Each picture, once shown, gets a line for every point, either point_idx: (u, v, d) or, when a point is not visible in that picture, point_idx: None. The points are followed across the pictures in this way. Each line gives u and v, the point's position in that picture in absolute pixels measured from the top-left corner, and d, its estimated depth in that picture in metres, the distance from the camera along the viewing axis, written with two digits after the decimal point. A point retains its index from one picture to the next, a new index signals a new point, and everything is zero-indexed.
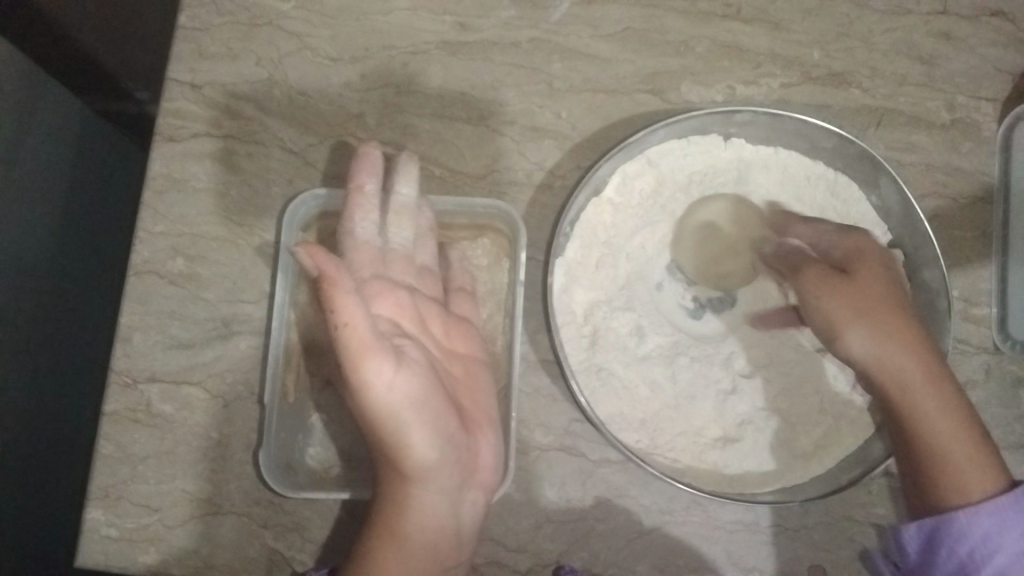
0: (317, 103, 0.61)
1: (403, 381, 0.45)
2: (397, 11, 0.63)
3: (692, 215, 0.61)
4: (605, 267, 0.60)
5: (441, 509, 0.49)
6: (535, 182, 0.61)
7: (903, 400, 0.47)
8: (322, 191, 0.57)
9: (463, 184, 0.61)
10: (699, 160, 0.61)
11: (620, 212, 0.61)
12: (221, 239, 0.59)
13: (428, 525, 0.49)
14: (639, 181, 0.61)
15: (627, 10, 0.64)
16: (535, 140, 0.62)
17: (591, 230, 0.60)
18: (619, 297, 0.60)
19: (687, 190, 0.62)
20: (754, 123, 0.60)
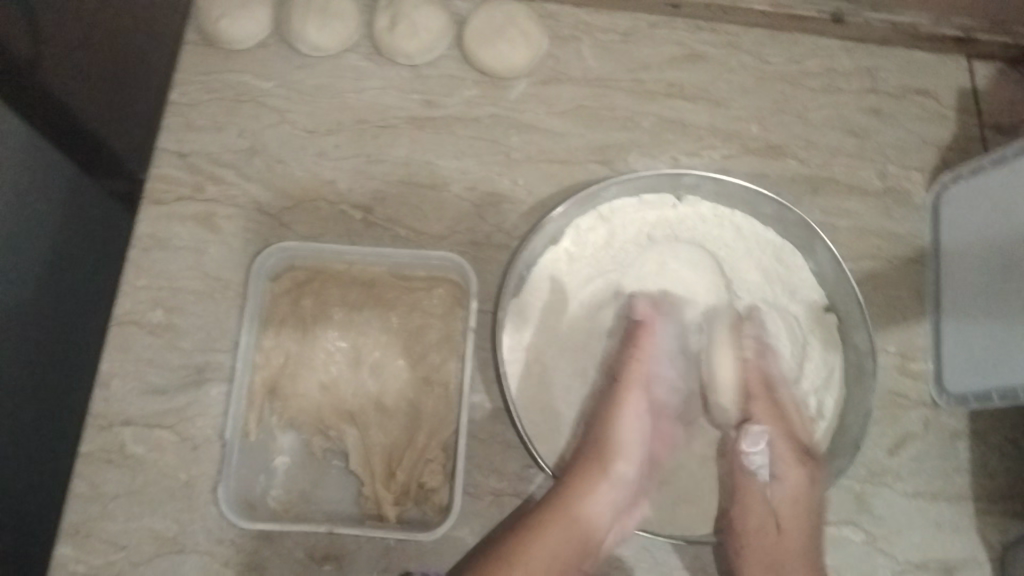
0: (294, 171, 0.67)
1: (644, 423, 0.59)
2: (368, 90, 0.69)
3: (645, 266, 0.63)
4: (558, 313, 0.62)
5: (605, 516, 0.56)
6: (492, 242, 0.66)
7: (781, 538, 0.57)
8: (290, 246, 0.60)
9: (425, 244, 0.66)
10: (652, 215, 0.64)
11: (576, 262, 0.63)
12: (200, 292, 0.64)
13: (592, 515, 0.55)
14: (591, 235, 0.63)
15: (576, 89, 0.70)
16: (492, 205, 0.67)
17: (545, 279, 0.63)
18: (570, 341, 0.62)
19: (640, 241, 0.64)
20: (701, 188, 0.64)
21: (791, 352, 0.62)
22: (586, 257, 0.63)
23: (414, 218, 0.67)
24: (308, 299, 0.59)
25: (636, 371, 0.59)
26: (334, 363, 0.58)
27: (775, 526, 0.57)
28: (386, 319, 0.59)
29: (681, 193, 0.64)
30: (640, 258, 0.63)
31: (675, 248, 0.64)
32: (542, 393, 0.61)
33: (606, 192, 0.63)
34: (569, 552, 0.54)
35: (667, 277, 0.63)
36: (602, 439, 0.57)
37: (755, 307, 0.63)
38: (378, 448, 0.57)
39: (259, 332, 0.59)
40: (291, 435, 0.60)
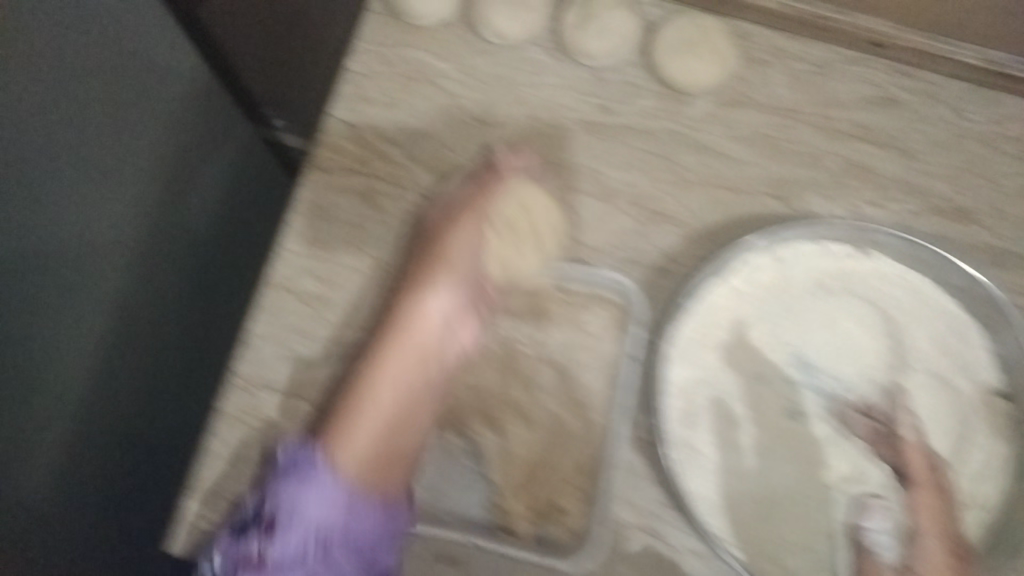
0: (460, 159, 0.65)
1: (447, 296, 0.58)
2: (545, 85, 0.66)
3: (813, 316, 0.61)
4: (716, 350, 0.60)
5: (409, 377, 0.57)
6: (651, 263, 0.63)
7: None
8: None
9: (583, 255, 0.64)
10: (828, 265, 0.61)
11: (742, 300, 0.61)
12: (352, 267, 0.63)
13: (414, 352, 0.57)
14: (762, 275, 0.61)
15: (761, 116, 0.66)
16: (657, 225, 0.64)
17: (708, 313, 0.60)
18: (724, 382, 0.60)
19: (811, 290, 0.61)
20: (887, 245, 0.61)
21: (954, 432, 0.59)
22: (757, 298, 0.61)
23: (574, 225, 0.64)
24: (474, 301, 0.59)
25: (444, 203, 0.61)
26: None
27: None
28: (542, 330, 0.58)
29: (868, 247, 0.61)
30: (807, 307, 0.61)
31: (846, 302, 0.61)
32: (697, 435, 0.58)
33: (788, 235, 0.61)
34: (410, 386, 0.57)
35: (834, 330, 0.61)
36: (420, 280, 0.58)
37: (927, 380, 0.60)
38: (519, 459, 0.57)
39: None
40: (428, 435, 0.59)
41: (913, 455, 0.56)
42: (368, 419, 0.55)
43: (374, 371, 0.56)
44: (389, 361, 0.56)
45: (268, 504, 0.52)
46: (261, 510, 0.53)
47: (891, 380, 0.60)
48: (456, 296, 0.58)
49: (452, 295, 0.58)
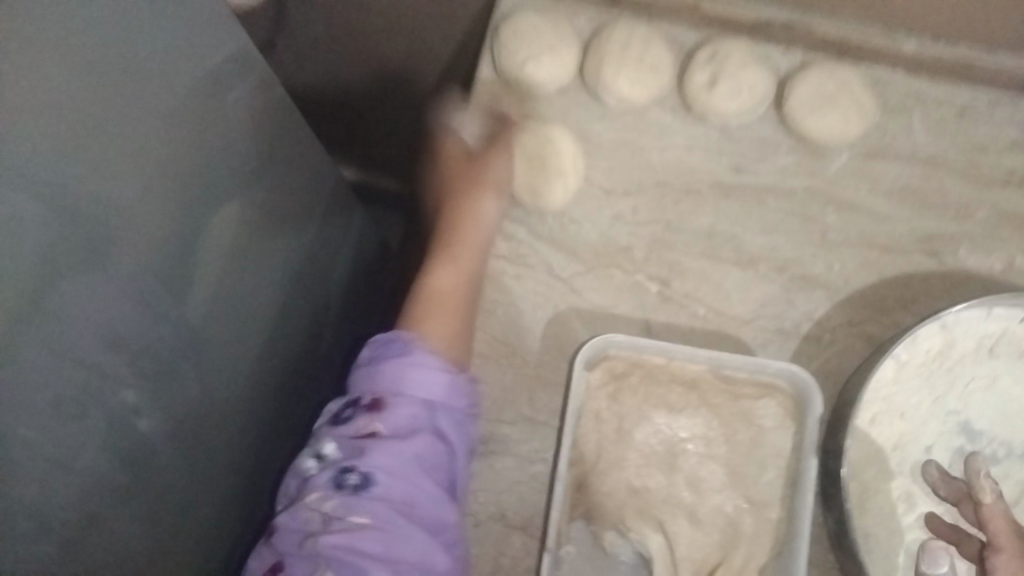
0: (588, 232, 0.62)
1: (473, 233, 0.61)
2: (673, 148, 0.63)
3: (981, 383, 0.58)
4: (884, 428, 0.57)
5: (453, 284, 0.59)
6: (801, 333, 0.60)
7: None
8: (619, 338, 0.54)
9: (728, 328, 0.60)
10: (998, 327, 0.57)
11: (905, 371, 0.57)
12: (485, 355, 0.60)
13: (451, 273, 0.59)
14: (927, 343, 0.57)
15: (904, 169, 0.63)
16: (803, 290, 0.61)
17: (875, 391, 0.56)
18: (894, 462, 0.56)
19: (978, 355, 0.57)
20: None
21: None
22: (920, 368, 0.57)
23: (716, 296, 0.61)
24: (627, 395, 0.54)
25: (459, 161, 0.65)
26: (646, 468, 0.53)
27: None
28: (709, 425, 0.53)
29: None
30: (975, 374, 0.58)
31: (1016, 366, 0.58)
32: (871, 519, 0.55)
33: (954, 303, 0.56)
34: (455, 306, 0.58)
35: (996, 391, 0.58)
36: (450, 229, 0.61)
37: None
38: (689, 564, 0.52)
39: (581, 422, 0.54)
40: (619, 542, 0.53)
41: (992, 513, 0.52)
42: (431, 299, 0.57)
43: (434, 276, 0.59)
44: (443, 272, 0.59)
45: (368, 386, 0.51)
46: (359, 399, 0.51)
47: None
48: (478, 246, 0.60)
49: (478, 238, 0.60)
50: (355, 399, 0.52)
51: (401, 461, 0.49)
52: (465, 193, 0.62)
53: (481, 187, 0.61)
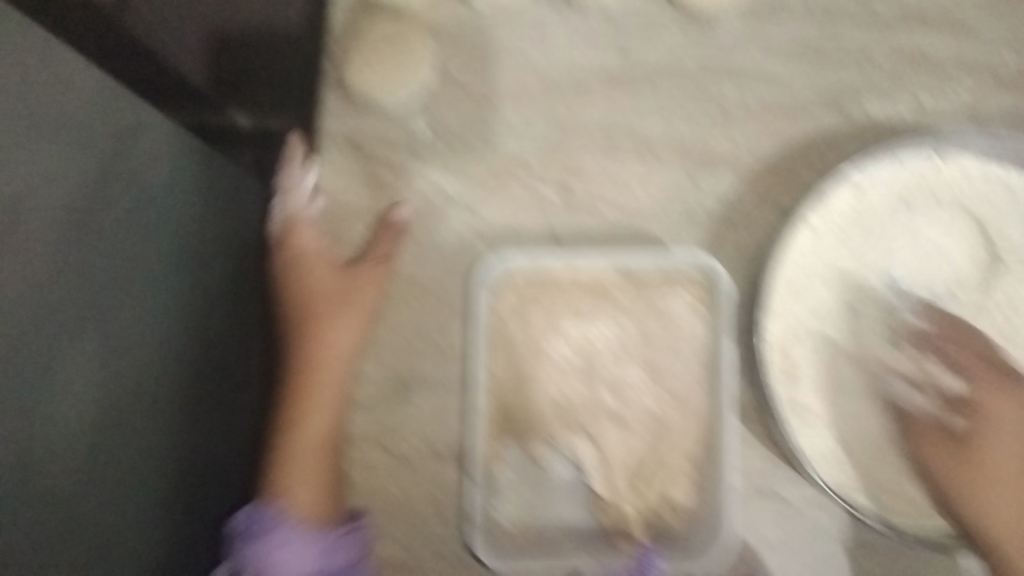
0: (478, 147, 0.59)
1: (316, 258, 0.55)
2: (555, 43, 0.60)
3: (901, 238, 0.56)
4: (804, 298, 0.56)
5: (346, 344, 0.54)
6: (711, 215, 0.58)
7: (994, 463, 0.48)
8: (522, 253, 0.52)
9: (636, 223, 0.58)
10: (909, 177, 0.56)
11: (821, 238, 0.56)
12: (393, 295, 0.58)
13: (333, 358, 0.54)
14: (839, 205, 0.56)
15: (798, 23, 0.60)
16: (708, 170, 0.59)
17: (788, 261, 0.55)
18: (817, 329, 0.55)
19: (894, 208, 0.56)
20: (970, 145, 0.56)
21: None
22: (834, 232, 0.56)
23: (620, 193, 0.59)
24: (536, 311, 0.52)
25: (311, 236, 0.56)
26: (567, 381, 0.52)
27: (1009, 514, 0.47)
28: (621, 325, 0.52)
29: (944, 147, 0.56)
30: (891, 228, 0.56)
31: (937, 212, 0.56)
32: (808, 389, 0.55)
33: (861, 160, 0.56)
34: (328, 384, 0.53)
35: (919, 243, 0.56)
36: (305, 342, 0.54)
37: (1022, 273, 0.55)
38: (620, 465, 0.52)
39: (493, 347, 0.52)
40: (560, 461, 0.53)
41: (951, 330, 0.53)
42: (309, 442, 0.51)
43: (297, 430, 0.51)
44: (311, 412, 0.52)
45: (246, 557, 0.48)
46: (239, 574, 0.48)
47: (982, 281, 0.56)
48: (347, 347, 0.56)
49: (343, 369, 0.54)
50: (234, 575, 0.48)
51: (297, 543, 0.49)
52: (335, 316, 0.54)
53: (314, 269, 0.55)
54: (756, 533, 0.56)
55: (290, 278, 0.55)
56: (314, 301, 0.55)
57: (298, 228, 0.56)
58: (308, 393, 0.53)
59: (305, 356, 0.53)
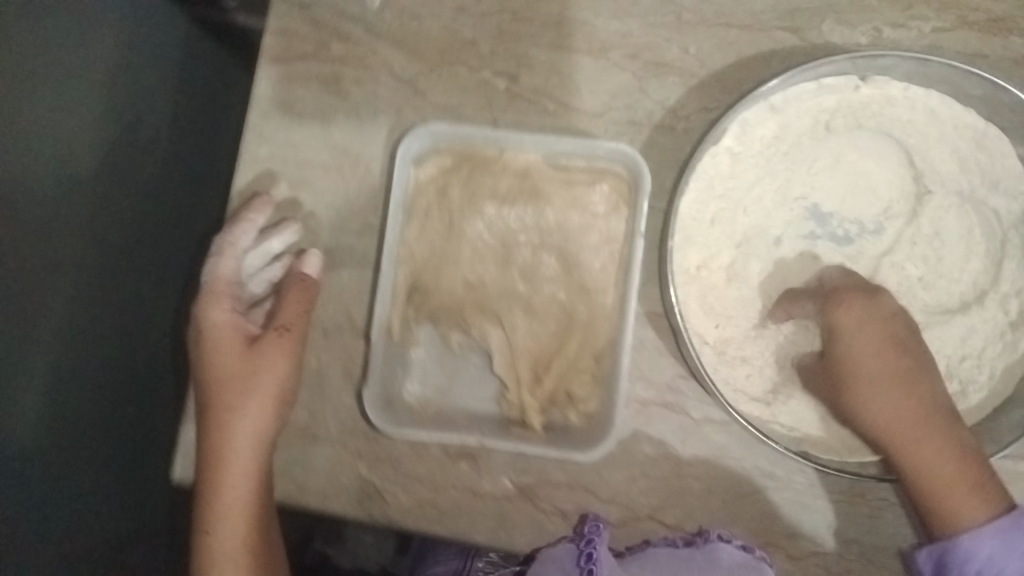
0: (429, 27, 0.59)
1: (225, 356, 0.53)
2: None
3: (824, 163, 0.57)
4: (722, 223, 0.57)
5: (250, 442, 0.52)
6: (654, 122, 0.58)
7: (856, 374, 0.51)
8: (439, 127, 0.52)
9: (578, 121, 0.58)
10: (832, 101, 0.57)
11: (742, 161, 0.57)
12: (327, 166, 0.58)
13: (241, 457, 0.52)
14: (761, 129, 0.57)
15: None
16: (657, 77, 0.58)
17: (707, 182, 0.57)
18: (735, 254, 0.56)
19: (817, 132, 0.57)
20: (895, 68, 0.56)
21: (987, 253, 0.56)
22: (756, 156, 0.57)
23: (566, 89, 0.58)
24: (456, 188, 0.53)
25: (221, 314, 0.54)
26: (479, 262, 0.53)
27: (910, 443, 0.49)
28: (539, 210, 0.52)
29: (867, 73, 0.56)
30: (815, 152, 0.57)
31: (863, 136, 0.57)
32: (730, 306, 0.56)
33: (787, 79, 0.56)
34: (245, 447, 0.52)
35: (843, 169, 0.57)
36: (214, 430, 0.52)
37: (948, 200, 0.56)
38: (525, 351, 0.53)
39: (411, 218, 0.53)
40: (480, 360, 0.55)
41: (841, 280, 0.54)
42: (222, 559, 0.51)
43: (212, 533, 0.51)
44: (223, 482, 0.51)
45: None
46: None
47: (909, 209, 0.56)
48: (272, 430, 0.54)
49: (253, 453, 0.52)
50: None
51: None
52: (239, 413, 0.52)
53: (217, 343, 0.53)
54: (658, 444, 0.57)
55: (203, 359, 0.54)
56: (222, 387, 0.53)
57: (208, 301, 0.54)
58: (217, 483, 0.52)
59: (211, 451, 0.52)
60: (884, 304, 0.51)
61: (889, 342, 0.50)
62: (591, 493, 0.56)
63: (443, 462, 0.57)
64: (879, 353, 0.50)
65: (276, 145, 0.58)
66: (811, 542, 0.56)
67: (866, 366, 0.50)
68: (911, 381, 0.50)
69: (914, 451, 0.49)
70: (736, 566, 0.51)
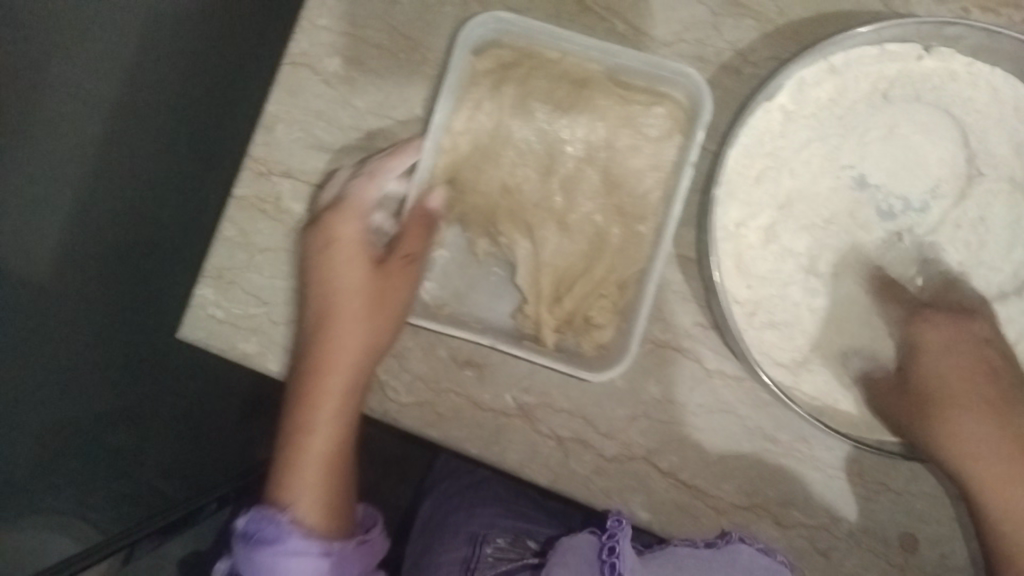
0: None
1: (350, 265, 0.51)
2: None
3: (877, 133, 0.55)
4: (766, 183, 0.54)
5: (362, 357, 0.50)
6: (722, 63, 0.56)
7: (948, 394, 0.50)
8: (501, 16, 0.50)
9: (645, 47, 0.57)
10: (892, 68, 0.54)
11: (794, 121, 0.54)
12: (383, 49, 0.57)
13: (350, 371, 0.50)
14: (817, 90, 0.54)
15: None
16: (733, 16, 0.56)
17: (757, 139, 0.54)
18: (778, 216, 0.54)
19: (874, 100, 0.55)
20: (960, 42, 0.53)
21: None
22: (809, 117, 0.54)
23: (639, 12, 0.56)
24: (510, 86, 0.51)
25: (351, 228, 0.51)
26: (521, 168, 0.52)
27: (1006, 482, 0.48)
28: (586, 124, 0.51)
29: (931, 42, 0.54)
30: (869, 121, 0.55)
31: (920, 109, 0.55)
32: (763, 263, 0.54)
33: (848, 40, 0.53)
34: (356, 369, 0.50)
35: (896, 141, 0.55)
36: (325, 340, 0.51)
37: (999, 186, 0.54)
38: (550, 267, 0.52)
39: (460, 111, 0.51)
40: (497, 273, 0.54)
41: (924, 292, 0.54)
42: (313, 462, 0.50)
43: (307, 439, 0.50)
44: (327, 398, 0.50)
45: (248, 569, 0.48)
46: None
47: (957, 191, 0.55)
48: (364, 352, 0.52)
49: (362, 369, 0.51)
50: None
51: (297, 544, 0.48)
52: (354, 326, 0.50)
53: (344, 251, 0.51)
54: (667, 389, 0.55)
55: (323, 265, 0.51)
56: (342, 297, 0.51)
57: (338, 211, 0.51)
58: (317, 396, 0.50)
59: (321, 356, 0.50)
60: (978, 330, 0.51)
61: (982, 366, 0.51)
62: (589, 424, 0.55)
63: (448, 366, 0.56)
64: (963, 379, 0.50)
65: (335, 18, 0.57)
66: (803, 515, 0.54)
67: (957, 386, 0.50)
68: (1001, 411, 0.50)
69: (1004, 492, 0.48)
70: (759, 567, 0.50)
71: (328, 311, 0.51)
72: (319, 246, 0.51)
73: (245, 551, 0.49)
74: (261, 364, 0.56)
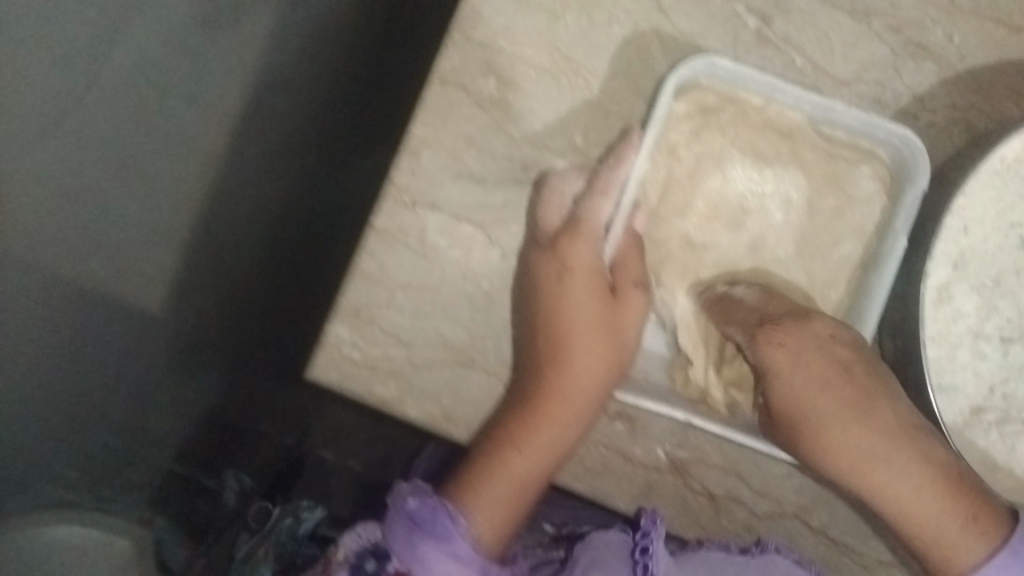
0: None
1: (581, 289, 0.47)
2: None
3: None
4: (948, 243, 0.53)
5: (591, 387, 0.47)
6: (899, 108, 0.53)
7: (793, 412, 0.45)
8: (720, 62, 0.47)
9: (822, 86, 0.53)
10: None
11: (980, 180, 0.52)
12: (543, 70, 0.52)
13: (577, 398, 0.47)
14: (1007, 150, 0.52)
15: None
16: (914, 59, 0.52)
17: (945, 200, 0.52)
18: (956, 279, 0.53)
19: None
20: None
21: None
22: (997, 177, 0.52)
23: (820, 48, 0.52)
24: (713, 134, 0.49)
25: (586, 254, 0.47)
26: (709, 223, 0.50)
27: (885, 482, 0.44)
28: (786, 181, 0.49)
29: None
30: None
31: None
32: (938, 323, 0.53)
33: None
34: (587, 399, 0.47)
35: None
36: (551, 365, 0.47)
37: None
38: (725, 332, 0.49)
39: (655, 155, 0.49)
40: (654, 331, 0.51)
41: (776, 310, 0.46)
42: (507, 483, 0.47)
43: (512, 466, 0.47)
44: (545, 425, 0.46)
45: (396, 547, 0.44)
46: (384, 557, 0.45)
47: None
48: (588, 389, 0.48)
49: (586, 408, 0.47)
50: (378, 551, 0.45)
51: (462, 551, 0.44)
52: (583, 354, 0.47)
53: (577, 273, 0.47)
54: None
55: (551, 289, 0.47)
56: (568, 322, 0.47)
57: (574, 237, 0.47)
58: (539, 417, 0.47)
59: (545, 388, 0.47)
60: (821, 327, 0.46)
61: (835, 368, 0.45)
62: (743, 481, 0.54)
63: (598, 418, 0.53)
64: (809, 398, 0.45)
65: (491, 36, 0.51)
66: None
67: (815, 400, 0.45)
68: (867, 407, 0.44)
69: (877, 486, 0.44)
70: None
71: (556, 336, 0.47)
72: (550, 265, 0.47)
73: (404, 534, 0.44)
74: (401, 410, 0.52)
